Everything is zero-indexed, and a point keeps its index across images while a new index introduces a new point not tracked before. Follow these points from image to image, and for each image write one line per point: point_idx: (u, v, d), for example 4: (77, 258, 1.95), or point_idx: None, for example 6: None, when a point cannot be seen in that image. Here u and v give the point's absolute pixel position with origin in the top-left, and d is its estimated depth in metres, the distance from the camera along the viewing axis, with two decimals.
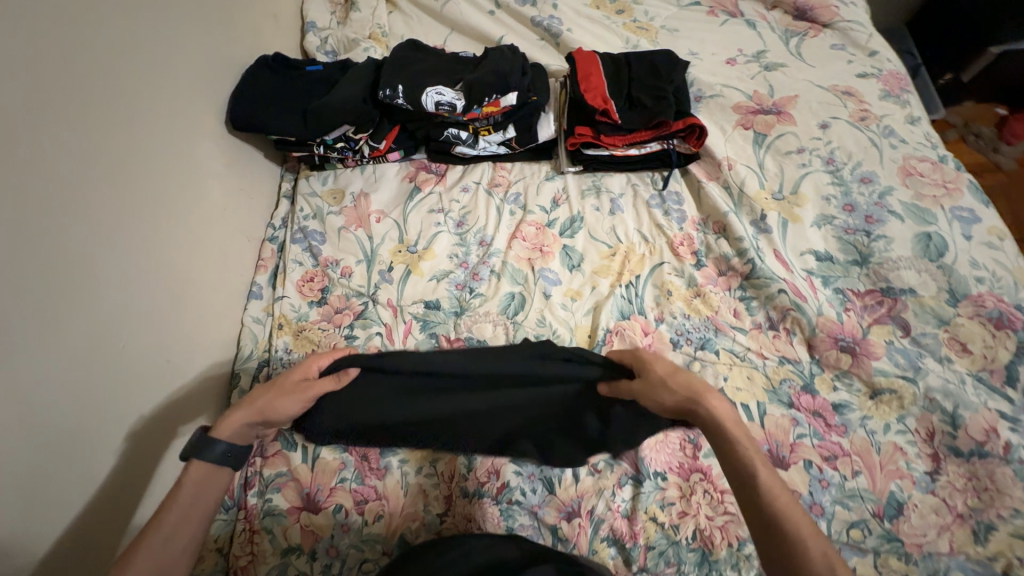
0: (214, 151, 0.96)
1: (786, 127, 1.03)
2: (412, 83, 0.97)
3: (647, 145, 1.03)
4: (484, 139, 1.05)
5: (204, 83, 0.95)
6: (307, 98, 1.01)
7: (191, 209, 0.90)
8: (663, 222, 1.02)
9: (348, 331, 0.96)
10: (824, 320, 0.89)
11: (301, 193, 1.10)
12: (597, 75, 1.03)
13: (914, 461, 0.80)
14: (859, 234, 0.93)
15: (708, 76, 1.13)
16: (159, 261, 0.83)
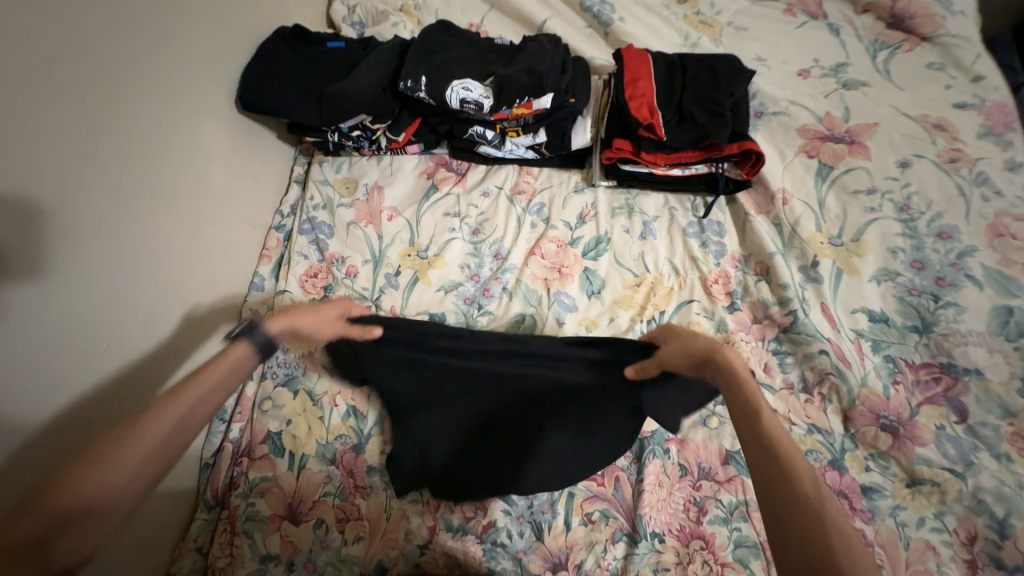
0: (220, 130, 0.90)
1: (858, 160, 0.89)
2: (437, 73, 0.87)
3: (692, 166, 0.92)
4: (512, 141, 0.96)
5: (214, 55, 0.88)
6: (325, 80, 0.93)
7: (193, 197, 0.84)
8: (698, 254, 0.92)
9: None
10: (867, 392, 0.79)
11: (312, 180, 1.04)
12: (646, 80, 0.90)
13: (947, 566, 0.71)
14: (925, 297, 0.81)
15: (774, 88, 0.99)
16: (158, 252, 0.78)
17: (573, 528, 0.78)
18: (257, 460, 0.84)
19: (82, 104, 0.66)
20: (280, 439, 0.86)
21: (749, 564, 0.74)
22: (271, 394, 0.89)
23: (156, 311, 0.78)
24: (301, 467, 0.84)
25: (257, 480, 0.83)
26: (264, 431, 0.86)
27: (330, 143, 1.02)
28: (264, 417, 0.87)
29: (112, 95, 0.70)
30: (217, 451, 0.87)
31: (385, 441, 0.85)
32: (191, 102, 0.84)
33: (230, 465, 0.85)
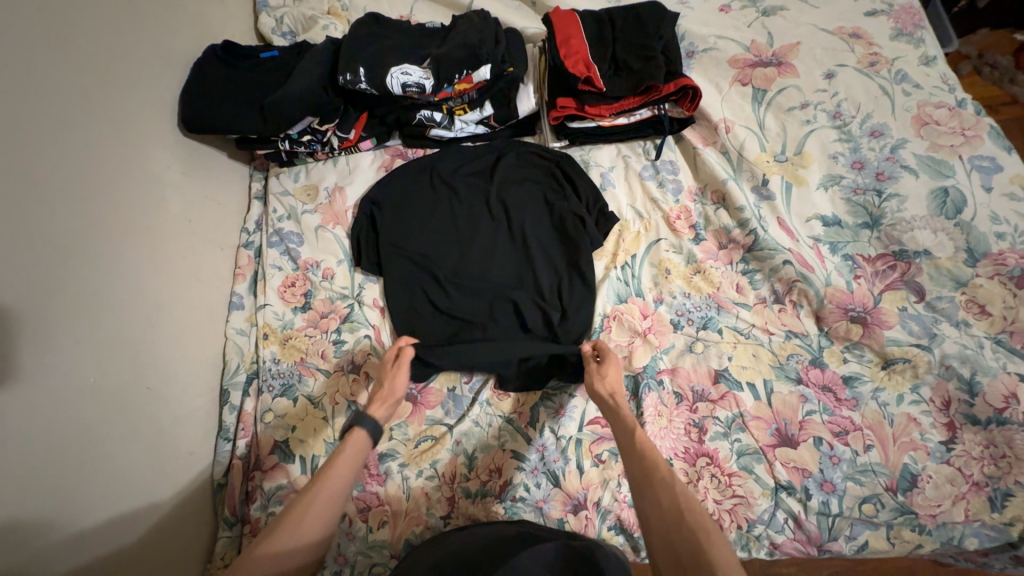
0: (171, 156, 0.90)
1: (787, 79, 0.94)
2: (374, 63, 0.88)
3: (637, 112, 0.95)
4: (461, 119, 0.98)
5: (148, 84, 0.87)
6: (264, 90, 0.93)
7: (153, 226, 0.84)
8: (657, 195, 0.96)
9: (335, 337, 0.93)
10: (832, 291, 0.84)
11: (273, 193, 1.04)
12: (578, 38, 0.92)
13: (928, 432, 0.77)
14: (869, 194, 0.87)
15: (700, 26, 1.03)
16: (127, 283, 0.78)
17: (586, 470, 0.81)
18: (269, 471, 0.85)
19: (28, 146, 0.66)
20: (288, 447, 0.86)
21: (754, 470, 0.80)
22: (271, 406, 0.89)
23: (132, 341, 0.77)
24: (314, 469, 0.84)
25: (273, 490, 0.83)
26: (270, 443, 0.87)
27: (282, 153, 1.02)
28: (268, 429, 0.88)
29: (53, 133, 0.69)
30: (227, 470, 0.87)
31: (393, 428, 0.87)
32: (134, 132, 0.83)
33: (243, 480, 0.86)
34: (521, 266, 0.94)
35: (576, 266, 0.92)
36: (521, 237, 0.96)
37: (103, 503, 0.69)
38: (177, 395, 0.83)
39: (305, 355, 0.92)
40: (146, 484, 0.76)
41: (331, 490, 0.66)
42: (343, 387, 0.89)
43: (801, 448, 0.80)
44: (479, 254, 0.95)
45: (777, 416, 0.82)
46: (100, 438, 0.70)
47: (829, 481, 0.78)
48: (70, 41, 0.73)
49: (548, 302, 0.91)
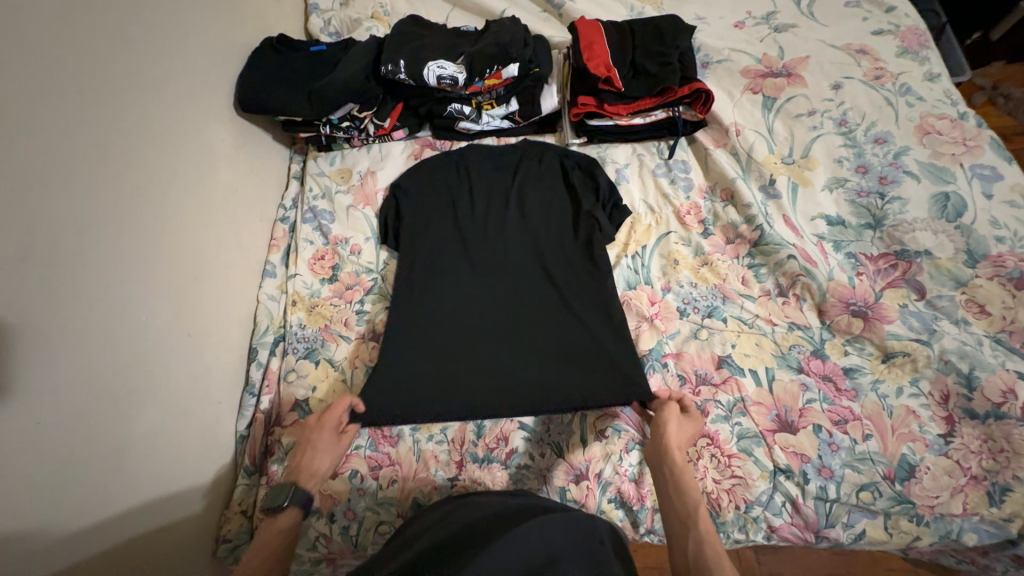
0: (225, 131, 0.99)
1: (797, 89, 0.99)
2: (412, 57, 0.97)
3: (652, 113, 1.01)
4: (488, 113, 1.05)
5: (211, 67, 0.97)
6: (311, 77, 1.02)
7: (203, 192, 0.92)
8: (669, 191, 1.02)
9: (358, 307, 0.99)
10: (834, 285, 0.88)
11: (310, 174, 1.12)
12: (600, 43, 1.00)
13: (927, 425, 0.79)
14: (872, 197, 0.91)
15: (715, 40, 1.10)
16: (178, 238, 0.86)
17: (589, 444, 0.84)
18: (288, 427, 0.90)
19: (107, 107, 0.74)
20: (308, 406, 0.91)
21: (753, 452, 0.82)
22: (295, 366, 0.95)
23: (177, 293, 0.84)
24: None
25: (291, 444, 0.88)
26: (291, 401, 0.92)
27: (322, 138, 1.10)
28: (291, 388, 0.93)
29: (132, 99, 0.79)
30: (250, 423, 0.92)
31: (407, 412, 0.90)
32: (196, 107, 0.93)
33: (264, 434, 0.91)
34: (536, 250, 0.98)
35: (588, 252, 0.97)
36: (538, 226, 1.00)
37: (140, 436, 0.75)
38: (211, 346, 0.90)
39: (329, 322, 0.98)
40: (178, 424, 0.81)
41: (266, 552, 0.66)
42: (363, 352, 0.95)
43: (801, 434, 0.82)
44: (496, 238, 1.00)
45: (777, 403, 0.85)
46: (143, 376, 0.76)
47: (827, 467, 0.80)
48: (152, 23, 0.83)
49: (568, 290, 0.93)
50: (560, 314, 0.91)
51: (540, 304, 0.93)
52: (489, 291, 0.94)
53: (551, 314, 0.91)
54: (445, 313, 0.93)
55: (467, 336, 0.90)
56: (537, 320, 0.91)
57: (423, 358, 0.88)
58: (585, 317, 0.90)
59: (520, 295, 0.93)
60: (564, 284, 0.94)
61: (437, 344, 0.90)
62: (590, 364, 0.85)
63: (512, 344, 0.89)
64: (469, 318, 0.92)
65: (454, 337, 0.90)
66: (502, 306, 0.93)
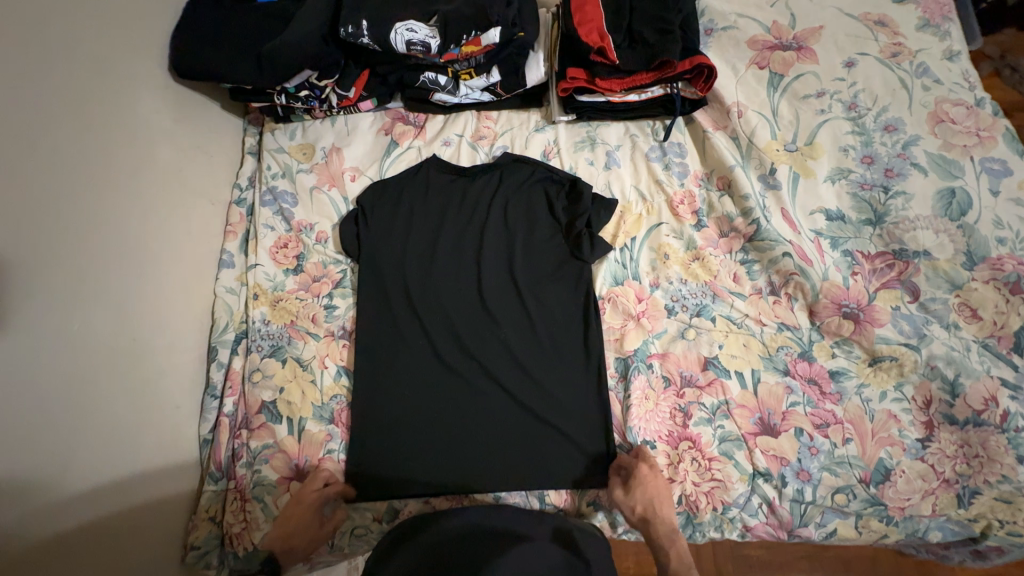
0: (160, 102, 0.86)
1: (806, 66, 0.90)
2: (377, 15, 0.83)
3: (648, 90, 0.91)
4: (466, 84, 0.93)
5: (134, 23, 0.82)
6: (258, 35, 0.88)
7: (139, 177, 0.81)
8: (662, 178, 0.94)
9: (326, 301, 0.93)
10: (829, 285, 0.84)
11: (266, 149, 1.00)
12: (593, 4, 0.88)
13: (907, 429, 0.79)
14: (876, 191, 0.85)
15: (721, 2, 0.99)
16: (109, 231, 0.76)
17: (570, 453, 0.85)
18: (256, 430, 0.85)
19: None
20: (276, 408, 0.87)
21: (734, 455, 0.81)
22: (260, 365, 0.89)
23: (112, 296, 0.75)
24: (301, 429, 0.86)
25: (260, 449, 0.84)
26: (258, 402, 0.87)
27: (277, 108, 0.97)
28: (256, 388, 0.87)
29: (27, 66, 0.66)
30: (213, 427, 0.87)
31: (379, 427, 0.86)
32: (118, 73, 0.79)
33: (230, 437, 0.86)
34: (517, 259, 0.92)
35: (571, 244, 0.91)
36: (521, 220, 0.94)
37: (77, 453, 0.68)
38: (163, 349, 0.83)
39: (295, 318, 0.92)
40: (130, 436, 0.76)
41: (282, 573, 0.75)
42: (333, 351, 0.90)
43: (782, 437, 0.81)
44: (476, 232, 0.94)
45: (762, 406, 0.83)
46: (82, 384, 0.70)
47: (805, 469, 0.80)
48: None
49: (551, 300, 0.90)
50: (539, 324, 0.89)
51: (520, 309, 0.90)
52: (468, 296, 0.91)
53: (528, 323, 0.89)
54: (421, 317, 0.90)
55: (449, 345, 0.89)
56: (513, 336, 0.88)
57: (398, 371, 0.88)
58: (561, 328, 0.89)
59: (503, 306, 0.90)
60: (545, 296, 0.90)
61: (409, 362, 0.88)
62: (562, 376, 0.87)
63: (489, 354, 0.87)
64: (445, 324, 0.89)
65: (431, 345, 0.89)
66: (482, 312, 0.90)
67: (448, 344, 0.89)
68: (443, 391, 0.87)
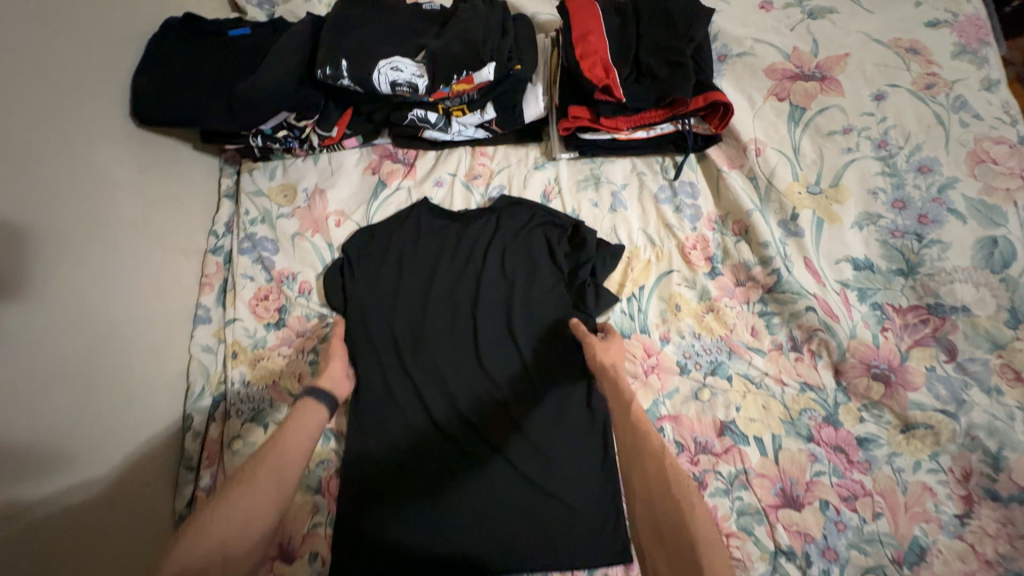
0: (123, 151, 0.79)
1: (831, 98, 0.82)
2: (358, 53, 0.75)
3: (657, 127, 0.83)
4: (459, 121, 0.86)
5: (92, 65, 0.75)
6: (230, 74, 0.80)
7: (100, 237, 0.74)
8: (673, 221, 0.87)
9: (312, 357, 0.85)
10: (857, 344, 0.77)
11: (244, 192, 0.93)
12: (597, 34, 0.80)
13: (942, 504, 0.72)
14: (908, 238, 0.78)
15: (736, 25, 0.91)
16: (68, 301, 0.69)
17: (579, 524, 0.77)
18: None
19: None
20: None
21: (753, 531, 0.74)
22: (240, 432, 0.82)
23: (74, 374, 0.68)
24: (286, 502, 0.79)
25: None
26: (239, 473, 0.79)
27: (254, 148, 0.90)
28: (236, 458, 0.80)
29: None
30: (190, 503, 0.78)
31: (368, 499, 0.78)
32: (74, 122, 0.72)
33: None
34: (517, 312, 0.84)
35: (573, 296, 0.84)
36: (518, 269, 0.86)
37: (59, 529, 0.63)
38: (131, 423, 0.75)
39: (278, 377, 0.84)
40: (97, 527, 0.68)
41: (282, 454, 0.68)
42: None
43: (806, 511, 0.74)
44: (471, 282, 0.86)
45: (783, 475, 0.76)
46: (48, 465, 0.64)
47: (831, 548, 0.72)
48: None
49: (555, 358, 0.82)
50: (542, 385, 0.81)
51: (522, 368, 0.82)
52: (464, 354, 0.84)
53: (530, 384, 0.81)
54: (412, 377, 0.82)
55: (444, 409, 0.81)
56: (515, 399, 0.81)
57: (390, 437, 0.81)
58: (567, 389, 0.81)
59: (501, 364, 0.83)
60: (548, 355, 0.83)
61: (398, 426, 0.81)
62: (569, 443, 0.79)
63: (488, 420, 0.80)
64: (439, 386, 0.82)
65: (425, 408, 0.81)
66: (478, 371, 0.83)
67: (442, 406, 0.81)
68: (440, 457, 0.79)
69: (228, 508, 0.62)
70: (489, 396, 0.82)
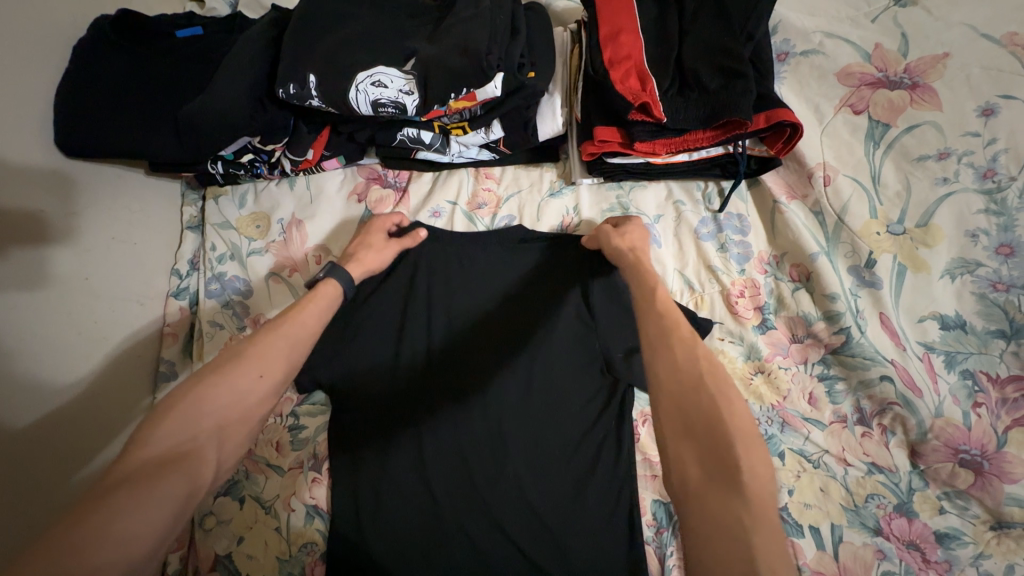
0: (53, 189, 0.65)
1: (924, 113, 0.66)
2: (329, 64, 0.60)
3: (703, 150, 0.69)
4: (458, 141, 0.72)
5: (12, 85, 0.61)
6: (182, 90, 0.66)
7: (21, 300, 0.60)
8: (716, 262, 0.73)
9: (292, 422, 0.76)
10: (942, 423, 0.63)
11: (210, 224, 0.80)
12: (631, 33, 0.64)
13: None
14: (1014, 293, 0.61)
15: (802, 16, 0.73)
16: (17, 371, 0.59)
17: None
18: None
19: None
20: (232, 564, 0.69)
21: None
22: (213, 508, 0.72)
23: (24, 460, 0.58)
24: None
25: None
26: (211, 556, 0.70)
27: (216, 174, 0.76)
28: (208, 538, 0.71)
29: None
30: None
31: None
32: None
33: None
34: (530, 372, 0.71)
35: (588, 347, 0.72)
36: (522, 327, 0.73)
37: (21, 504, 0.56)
38: None
39: (254, 447, 0.75)
40: None
41: (275, 338, 0.54)
42: (301, 489, 0.72)
43: None
44: (474, 336, 0.73)
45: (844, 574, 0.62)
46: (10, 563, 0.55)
47: None
48: None
49: (575, 427, 0.70)
50: (556, 458, 0.69)
51: (535, 437, 0.70)
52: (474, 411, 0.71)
53: (545, 455, 0.69)
54: (404, 448, 0.70)
55: (444, 490, 0.69)
56: (525, 474, 0.69)
57: (376, 517, 0.68)
58: (588, 465, 0.69)
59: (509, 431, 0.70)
60: (567, 425, 0.70)
61: (386, 510, 0.69)
62: (589, 537, 0.66)
63: (497, 499, 0.68)
64: (435, 456, 0.70)
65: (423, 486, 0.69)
66: (484, 441, 0.70)
67: (439, 484, 0.69)
68: (430, 545, 0.67)
69: (172, 426, 0.46)
70: (494, 469, 0.69)
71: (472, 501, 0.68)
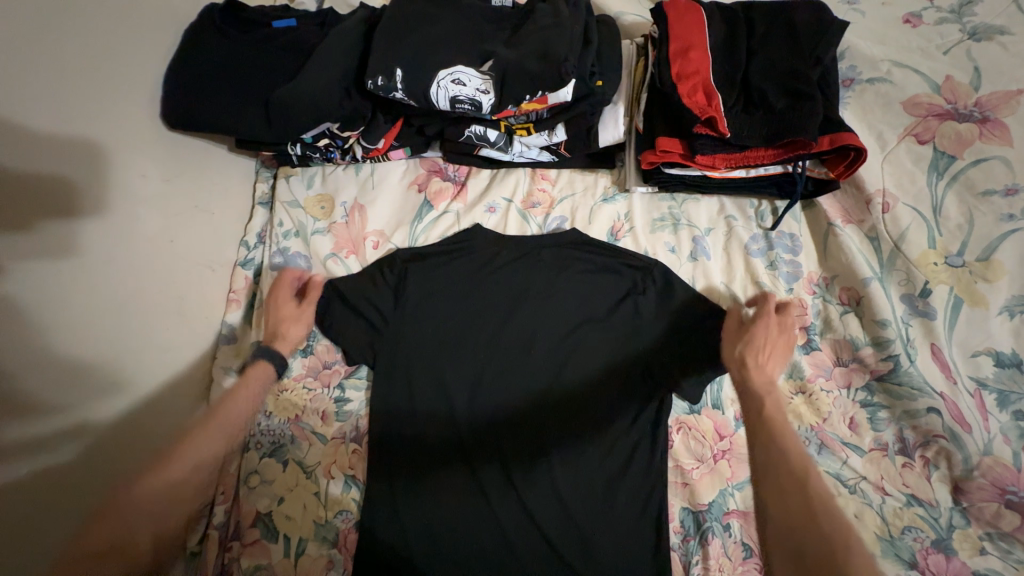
0: (150, 157, 0.71)
1: (993, 147, 0.65)
2: (413, 61, 0.64)
3: (761, 168, 0.70)
4: (521, 142, 0.75)
5: (125, 61, 0.67)
6: (273, 76, 0.72)
7: (117, 254, 0.66)
8: (764, 279, 0.73)
9: (337, 394, 0.78)
10: (990, 462, 0.62)
11: (280, 201, 0.85)
12: (700, 49, 0.66)
13: None
14: None
15: (870, 44, 0.74)
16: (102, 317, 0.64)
17: None
18: (248, 547, 0.71)
19: None
20: (272, 522, 0.73)
21: None
22: (257, 467, 0.75)
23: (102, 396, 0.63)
24: (298, 553, 0.71)
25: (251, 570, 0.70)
26: (252, 513, 0.73)
27: (292, 156, 0.82)
28: (251, 495, 0.74)
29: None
30: (202, 538, 0.73)
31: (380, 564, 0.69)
32: (106, 124, 0.65)
33: (219, 554, 0.72)
34: (570, 370, 0.73)
35: (628, 349, 0.73)
36: (566, 325, 0.75)
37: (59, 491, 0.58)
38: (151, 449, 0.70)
39: (301, 413, 0.77)
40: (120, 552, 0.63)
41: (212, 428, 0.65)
42: (341, 459, 0.75)
43: None
44: (518, 330, 0.76)
45: None
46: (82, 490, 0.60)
47: None
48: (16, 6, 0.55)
49: (611, 427, 0.71)
50: (589, 455, 0.70)
51: (570, 433, 0.71)
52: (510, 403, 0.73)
53: (580, 451, 0.71)
54: (445, 430, 0.73)
55: (479, 475, 0.71)
56: (558, 468, 0.70)
57: (412, 494, 0.71)
58: (623, 467, 0.70)
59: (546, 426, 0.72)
60: (604, 425, 0.71)
61: (422, 486, 0.72)
62: (617, 535, 0.67)
63: (529, 490, 0.70)
64: (472, 442, 0.72)
65: (458, 468, 0.72)
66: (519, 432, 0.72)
67: (473, 468, 0.71)
68: (461, 526, 0.70)
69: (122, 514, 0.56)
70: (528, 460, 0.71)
71: (503, 488, 0.70)
